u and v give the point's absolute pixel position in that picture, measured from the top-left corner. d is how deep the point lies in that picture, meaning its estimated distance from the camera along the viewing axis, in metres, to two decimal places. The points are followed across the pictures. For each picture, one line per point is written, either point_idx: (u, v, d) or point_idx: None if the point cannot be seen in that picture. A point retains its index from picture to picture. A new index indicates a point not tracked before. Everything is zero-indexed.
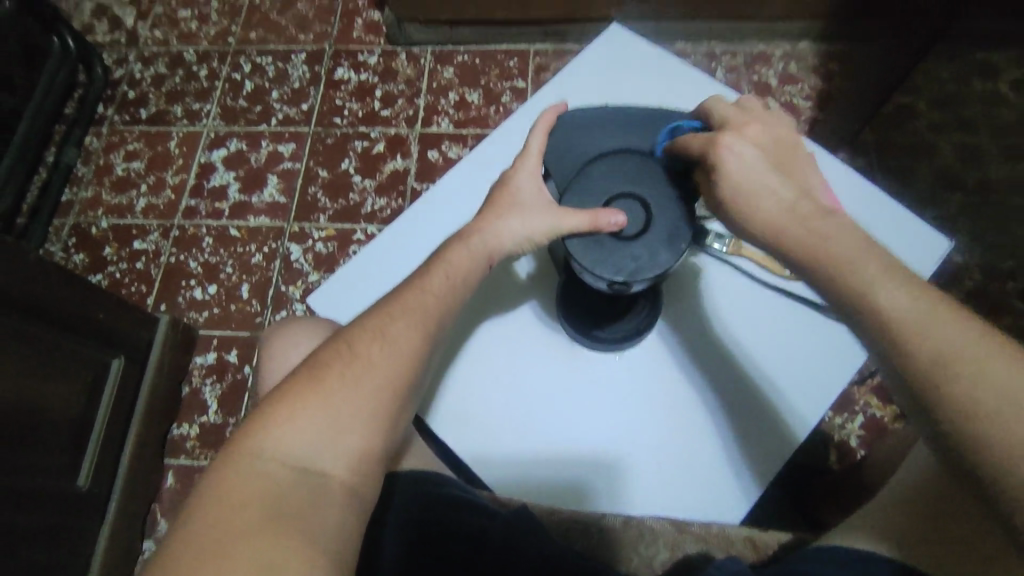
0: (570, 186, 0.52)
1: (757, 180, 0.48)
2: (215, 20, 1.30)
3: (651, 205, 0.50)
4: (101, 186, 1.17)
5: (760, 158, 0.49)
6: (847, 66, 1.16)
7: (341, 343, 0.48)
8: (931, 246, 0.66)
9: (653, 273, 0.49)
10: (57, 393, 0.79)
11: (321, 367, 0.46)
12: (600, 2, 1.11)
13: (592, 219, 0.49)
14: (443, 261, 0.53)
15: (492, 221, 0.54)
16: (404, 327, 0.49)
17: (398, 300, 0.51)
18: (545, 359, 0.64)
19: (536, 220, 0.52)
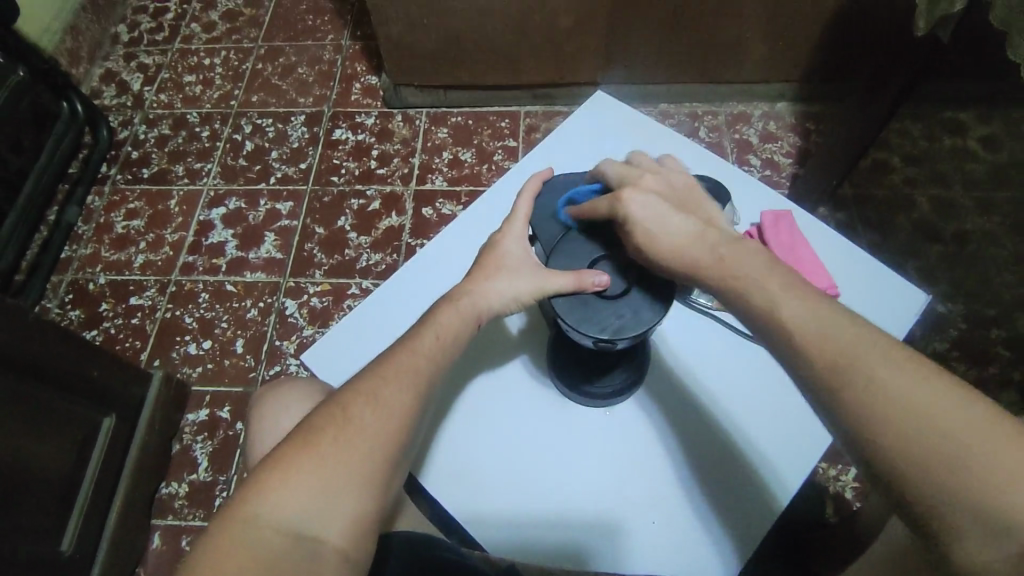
0: (557, 248, 0.55)
1: (666, 226, 0.50)
2: (219, 84, 1.36)
3: (634, 265, 0.53)
4: (100, 243, 1.19)
5: (661, 204, 0.51)
6: (823, 125, 1.21)
7: (335, 406, 0.49)
8: (909, 302, 0.68)
9: (637, 331, 0.50)
10: (47, 452, 0.78)
11: (315, 432, 0.47)
12: (586, 67, 1.17)
13: (576, 279, 0.52)
14: (433, 322, 0.54)
15: (481, 282, 0.56)
16: (397, 390, 0.50)
17: (391, 363, 0.51)
18: (536, 416, 0.65)
19: (524, 281, 0.54)
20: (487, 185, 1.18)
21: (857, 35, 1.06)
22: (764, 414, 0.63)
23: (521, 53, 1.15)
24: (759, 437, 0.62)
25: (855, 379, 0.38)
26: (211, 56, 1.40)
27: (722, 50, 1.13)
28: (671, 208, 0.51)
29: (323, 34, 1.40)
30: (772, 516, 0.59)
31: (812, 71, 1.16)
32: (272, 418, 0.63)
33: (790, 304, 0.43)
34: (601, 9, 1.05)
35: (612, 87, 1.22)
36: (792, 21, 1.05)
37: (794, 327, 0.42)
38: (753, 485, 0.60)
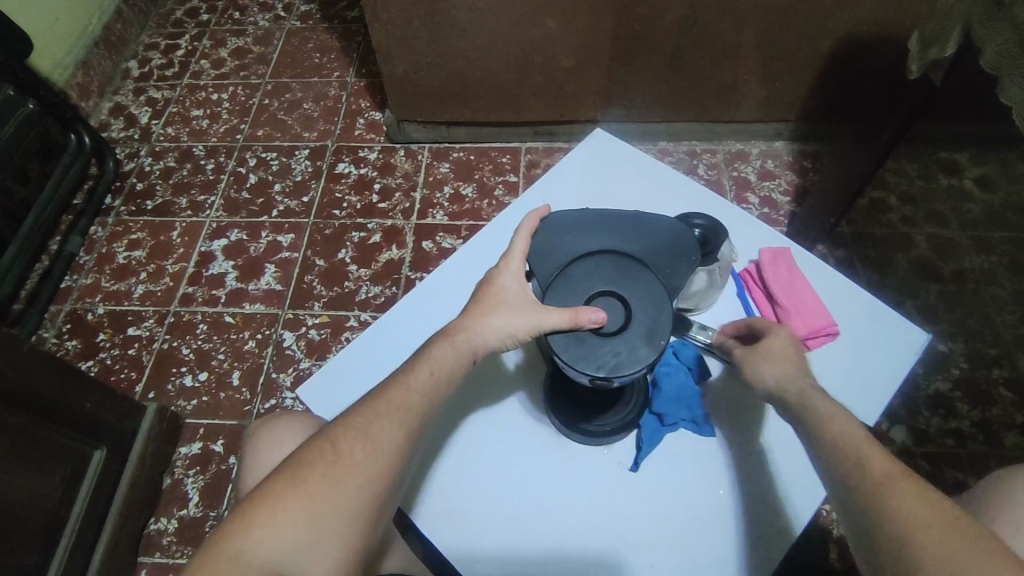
0: (553, 284, 0.54)
1: (779, 362, 0.54)
2: (225, 118, 1.39)
3: (631, 302, 0.52)
4: (101, 274, 1.19)
5: (796, 351, 0.55)
6: (820, 164, 1.22)
7: (324, 441, 0.48)
8: (908, 340, 0.68)
9: (633, 369, 0.50)
10: (33, 486, 0.77)
11: (303, 467, 0.46)
12: (587, 105, 1.19)
13: (572, 316, 0.51)
14: (428, 357, 0.53)
15: (478, 318, 0.55)
16: (388, 427, 0.49)
17: (383, 398, 0.51)
18: (533, 452, 0.64)
19: (520, 317, 0.54)
20: (487, 219, 1.19)
21: (852, 78, 1.09)
22: (789, 420, 0.63)
23: (523, 92, 1.17)
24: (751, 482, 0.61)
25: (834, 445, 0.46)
26: (219, 91, 1.43)
27: (719, 91, 1.15)
28: (797, 354, 0.55)
29: (329, 71, 1.44)
30: (785, 538, 0.58)
31: (808, 112, 1.18)
32: (264, 454, 0.63)
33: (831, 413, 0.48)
34: (602, 51, 1.08)
35: (612, 125, 1.24)
36: (788, 64, 1.08)
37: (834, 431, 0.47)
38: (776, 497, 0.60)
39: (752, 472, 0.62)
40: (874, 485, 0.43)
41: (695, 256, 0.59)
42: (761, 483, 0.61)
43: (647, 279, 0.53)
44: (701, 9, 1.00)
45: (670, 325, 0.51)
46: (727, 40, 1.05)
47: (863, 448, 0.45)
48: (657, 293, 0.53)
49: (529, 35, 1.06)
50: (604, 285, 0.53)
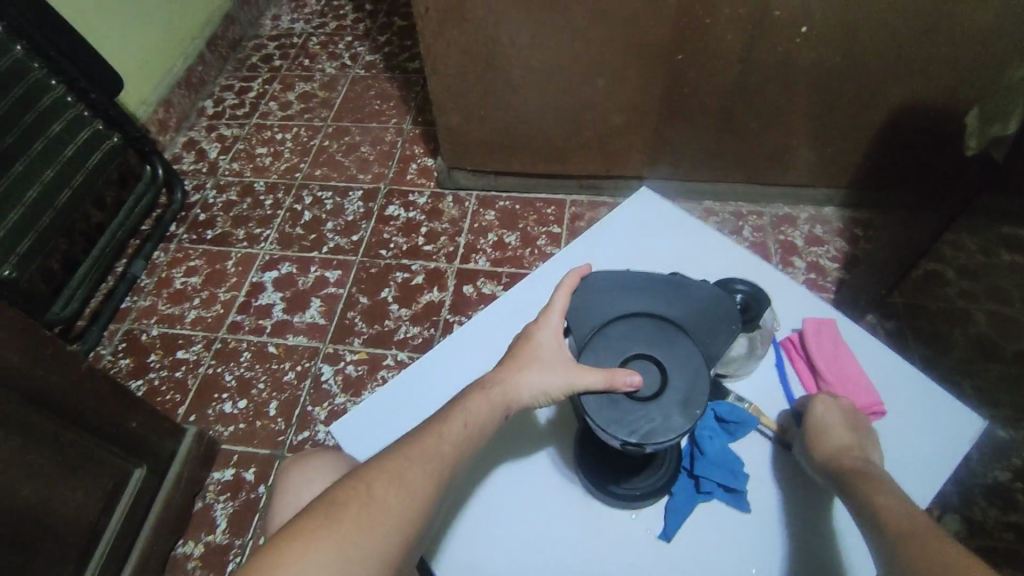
0: (588, 344, 0.55)
1: (829, 434, 0.58)
2: (287, 157, 1.46)
3: (667, 368, 0.52)
4: (158, 297, 1.25)
5: (846, 422, 0.59)
6: (872, 232, 1.20)
7: (358, 483, 0.49)
8: (960, 428, 0.64)
9: (667, 438, 0.49)
10: (76, 499, 0.80)
11: (338, 505, 0.47)
12: (634, 163, 1.21)
13: (607, 378, 0.51)
14: (463, 407, 0.54)
15: (512, 373, 0.56)
16: (422, 473, 0.50)
17: (417, 444, 0.51)
18: (558, 512, 0.63)
19: (555, 375, 0.54)
20: (528, 268, 1.21)
21: (905, 148, 1.07)
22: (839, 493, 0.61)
23: (572, 147, 1.20)
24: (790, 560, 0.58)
25: (873, 518, 0.49)
26: (284, 131, 1.52)
27: (768, 155, 1.15)
28: (847, 426, 0.59)
29: (388, 117, 1.51)
30: None
31: (859, 180, 1.17)
32: (294, 488, 0.63)
33: (882, 491, 0.51)
34: (651, 112, 1.10)
35: (658, 183, 1.25)
36: (839, 132, 1.08)
37: (878, 505, 0.50)
38: (822, 565, 0.58)
39: (794, 547, 0.59)
40: (903, 543, 0.45)
41: (735, 325, 0.59)
42: (802, 561, 0.58)
43: (685, 345, 0.53)
44: (752, 75, 1.01)
45: (707, 395, 0.51)
46: (777, 107, 1.06)
47: (899, 515, 0.48)
48: (695, 361, 0.52)
49: (580, 95, 1.09)
50: (640, 349, 0.53)
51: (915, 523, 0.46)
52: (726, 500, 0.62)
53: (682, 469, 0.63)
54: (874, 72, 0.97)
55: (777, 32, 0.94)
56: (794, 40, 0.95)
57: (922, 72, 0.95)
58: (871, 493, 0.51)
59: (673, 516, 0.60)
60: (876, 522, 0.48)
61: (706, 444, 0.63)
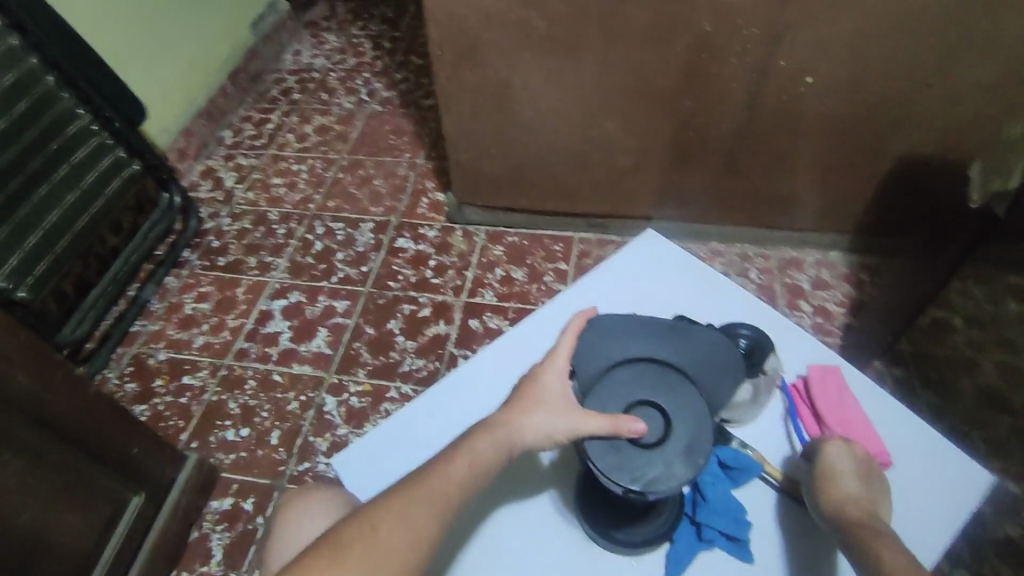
0: (593, 388, 0.55)
1: (841, 480, 0.58)
2: (301, 188, 1.49)
3: (672, 416, 0.52)
4: (168, 322, 1.27)
5: (861, 469, 0.59)
6: (879, 278, 1.20)
7: (365, 522, 0.49)
8: (967, 485, 0.64)
9: (669, 486, 0.49)
10: (75, 523, 0.79)
11: (343, 548, 0.47)
12: (641, 203, 1.23)
13: (612, 423, 0.51)
14: (469, 448, 0.54)
15: (518, 414, 0.56)
16: (426, 515, 0.49)
17: (423, 484, 0.51)
18: (558, 556, 0.62)
19: (560, 418, 0.53)
20: (535, 304, 1.21)
21: (910, 196, 1.08)
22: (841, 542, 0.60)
23: (581, 186, 1.22)
24: None
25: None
26: (299, 163, 1.55)
27: (774, 200, 1.17)
28: (861, 474, 0.59)
29: (401, 152, 1.54)
30: None
31: (866, 227, 1.17)
32: (294, 521, 0.63)
33: (888, 548, 0.51)
34: (658, 155, 1.12)
35: (665, 224, 1.26)
36: (844, 180, 1.09)
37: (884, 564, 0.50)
38: None
39: None
40: None
41: (738, 372, 0.59)
42: None
43: (690, 393, 0.53)
44: (758, 122, 1.03)
45: (710, 442, 0.51)
46: (783, 153, 1.07)
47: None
48: (699, 407, 0.52)
49: (589, 137, 1.12)
50: (646, 395, 0.53)
51: None
52: (729, 550, 0.61)
53: (686, 516, 0.63)
54: (880, 121, 0.99)
55: (782, 82, 0.96)
56: (799, 90, 0.97)
57: (925, 125, 0.98)
58: (881, 549, 0.51)
59: (674, 565, 0.60)
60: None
61: (710, 491, 0.62)
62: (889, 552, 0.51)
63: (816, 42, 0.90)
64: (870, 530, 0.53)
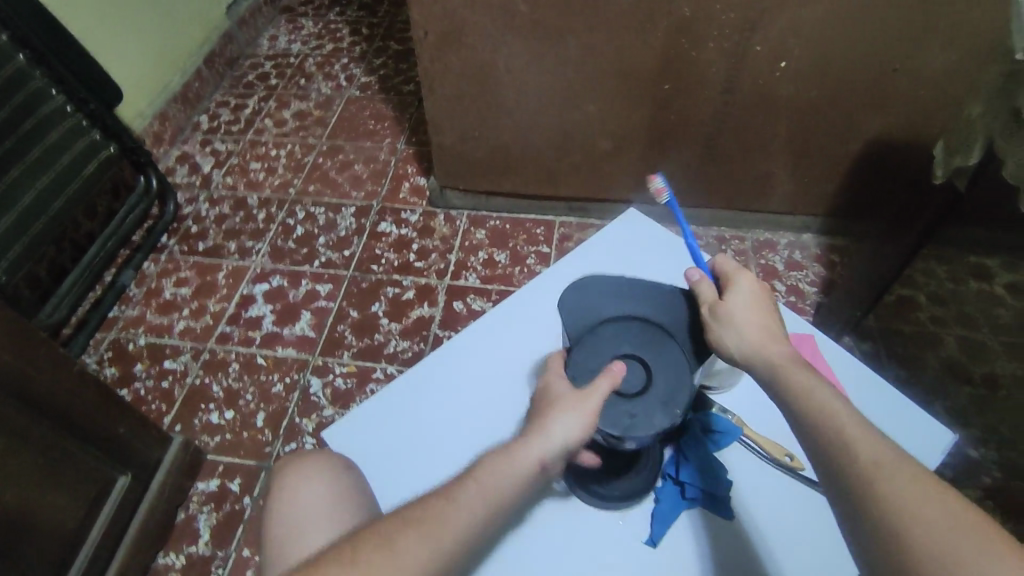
0: (580, 342, 0.58)
1: (754, 316, 0.57)
2: (281, 173, 1.48)
3: (654, 370, 0.55)
4: (147, 307, 1.25)
5: (764, 298, 0.59)
6: (848, 259, 1.24)
7: (347, 545, 0.47)
8: (933, 437, 0.68)
9: (647, 432, 0.52)
10: (59, 502, 0.79)
11: (317, 568, 0.45)
12: (621, 187, 1.25)
13: (612, 381, 0.54)
14: (478, 473, 0.53)
15: (534, 430, 0.55)
16: (414, 540, 0.47)
17: (418, 510, 0.50)
18: (567, 536, 0.63)
19: (576, 419, 0.53)
20: (517, 285, 1.23)
21: (879, 177, 1.13)
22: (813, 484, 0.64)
23: (562, 169, 1.24)
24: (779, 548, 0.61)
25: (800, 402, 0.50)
26: (278, 148, 1.54)
27: (749, 183, 1.20)
28: (769, 309, 0.59)
29: (382, 137, 1.54)
30: None
31: (837, 209, 1.21)
32: (292, 488, 0.65)
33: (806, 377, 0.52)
34: (637, 139, 1.15)
35: (644, 206, 1.29)
36: (816, 161, 1.13)
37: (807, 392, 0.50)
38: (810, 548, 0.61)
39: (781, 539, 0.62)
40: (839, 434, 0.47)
41: None
42: (793, 547, 0.61)
43: (669, 348, 0.57)
44: (734, 107, 1.06)
45: (689, 396, 0.54)
46: (759, 136, 1.11)
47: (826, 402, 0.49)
48: (680, 363, 0.56)
49: (570, 121, 1.14)
50: (628, 349, 0.57)
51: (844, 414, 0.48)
52: (710, 507, 0.64)
53: (667, 477, 0.65)
54: (850, 106, 1.02)
55: (758, 66, 0.99)
56: (774, 74, 1.00)
57: (891, 110, 1.02)
58: (807, 382, 0.51)
59: (659, 523, 0.63)
60: (806, 410, 0.49)
61: (691, 453, 0.66)
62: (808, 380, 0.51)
63: (790, 27, 0.93)
64: (788, 361, 0.54)
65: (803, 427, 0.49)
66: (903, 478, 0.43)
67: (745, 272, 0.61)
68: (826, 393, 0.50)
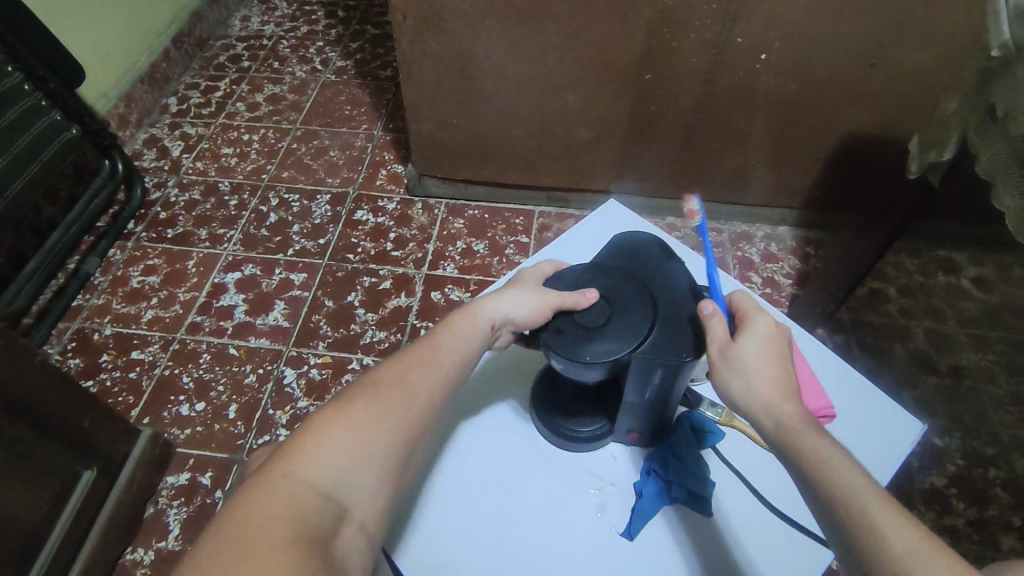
0: (583, 270, 0.63)
1: (765, 366, 0.51)
2: (253, 158, 1.45)
3: (615, 318, 0.58)
4: (113, 296, 1.21)
5: (782, 346, 0.53)
6: (822, 252, 1.26)
7: (364, 384, 0.49)
8: (907, 429, 0.69)
9: (564, 352, 0.57)
10: (19, 497, 0.76)
11: (345, 401, 0.47)
12: (601, 177, 1.25)
13: (576, 298, 0.59)
14: (448, 322, 0.58)
15: (496, 293, 0.60)
16: (420, 375, 0.51)
17: (413, 353, 0.53)
18: (532, 515, 0.64)
19: (533, 301, 0.59)
20: (496, 276, 1.22)
21: (855, 170, 1.14)
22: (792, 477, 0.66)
23: (542, 158, 1.23)
24: (756, 537, 0.62)
25: (808, 469, 0.43)
26: (250, 132, 1.50)
27: (728, 175, 1.21)
28: (784, 357, 0.52)
29: (358, 123, 1.51)
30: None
31: (812, 202, 1.23)
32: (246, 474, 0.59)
33: (814, 438, 0.45)
34: (618, 129, 1.14)
35: (623, 198, 1.29)
36: (794, 154, 1.14)
37: (816, 454, 0.44)
38: (787, 539, 0.62)
39: (758, 529, 0.63)
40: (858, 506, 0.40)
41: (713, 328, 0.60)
42: (769, 538, 0.62)
43: (643, 308, 0.58)
44: (714, 98, 1.06)
45: (624, 351, 0.56)
46: (739, 128, 1.11)
47: (838, 468, 0.42)
48: (643, 326, 0.57)
49: (550, 109, 1.12)
50: (612, 293, 0.60)
51: (863, 483, 0.41)
52: (694, 507, 0.64)
53: (655, 474, 0.66)
54: (827, 99, 1.03)
55: (739, 58, 0.99)
56: (755, 66, 1.00)
57: (868, 104, 1.03)
58: (827, 455, 0.43)
59: (639, 517, 0.63)
60: (820, 480, 0.42)
61: (681, 451, 0.66)
62: (818, 440, 0.45)
63: (771, 20, 0.93)
64: (795, 420, 0.47)
65: (817, 501, 0.42)
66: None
67: (763, 314, 0.55)
68: (851, 472, 0.42)
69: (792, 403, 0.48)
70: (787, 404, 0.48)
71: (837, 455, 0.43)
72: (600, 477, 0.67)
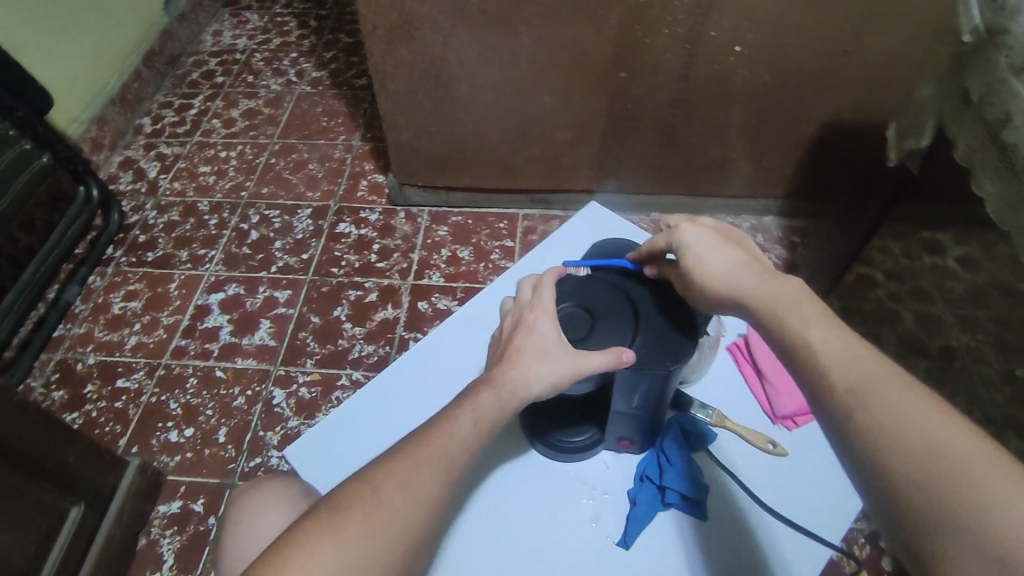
0: (574, 291, 0.64)
1: (711, 254, 0.57)
2: (232, 175, 1.43)
3: (596, 327, 0.60)
4: (95, 323, 1.19)
5: (715, 238, 0.58)
6: (808, 239, 1.25)
7: (366, 484, 0.48)
8: None
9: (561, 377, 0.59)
10: (4, 540, 0.74)
11: (345, 509, 0.46)
12: (582, 177, 1.24)
13: (613, 358, 0.55)
14: (472, 403, 0.54)
15: (520, 362, 0.57)
16: (429, 476, 0.49)
17: (428, 441, 0.51)
18: (530, 534, 0.68)
19: (561, 371, 0.56)
20: (483, 282, 1.21)
21: (835, 157, 1.14)
22: (782, 474, 0.70)
23: (522, 163, 1.22)
24: (750, 529, 0.67)
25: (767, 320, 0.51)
26: (228, 149, 1.48)
27: (709, 168, 1.20)
28: (723, 242, 0.58)
29: (336, 135, 1.49)
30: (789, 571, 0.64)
31: (794, 190, 1.22)
32: (249, 518, 0.61)
33: (766, 292, 0.52)
34: (597, 128, 1.13)
35: (606, 196, 1.28)
36: (773, 145, 1.13)
37: (769, 305, 0.51)
38: (780, 531, 0.67)
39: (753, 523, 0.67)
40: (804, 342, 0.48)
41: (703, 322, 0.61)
42: (762, 531, 0.67)
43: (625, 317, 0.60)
44: (690, 92, 1.06)
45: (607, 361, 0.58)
46: (717, 122, 1.10)
47: (787, 311, 0.50)
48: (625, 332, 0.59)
49: (527, 112, 1.11)
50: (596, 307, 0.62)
51: (809, 320, 0.49)
52: (686, 510, 0.67)
53: (648, 480, 0.69)
54: (803, 89, 1.03)
55: (712, 52, 0.99)
56: (729, 58, 0.99)
57: (844, 92, 1.03)
58: (784, 311, 0.50)
59: (633, 525, 0.67)
60: (774, 325, 0.50)
61: (671, 456, 0.68)
62: (769, 295, 0.52)
63: (742, 12, 0.92)
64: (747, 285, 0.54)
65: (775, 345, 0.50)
66: (898, 397, 0.42)
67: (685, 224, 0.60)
68: (813, 320, 0.49)
69: (743, 275, 0.55)
70: (737, 279, 0.54)
71: (787, 302, 0.51)
72: (592, 486, 0.70)
